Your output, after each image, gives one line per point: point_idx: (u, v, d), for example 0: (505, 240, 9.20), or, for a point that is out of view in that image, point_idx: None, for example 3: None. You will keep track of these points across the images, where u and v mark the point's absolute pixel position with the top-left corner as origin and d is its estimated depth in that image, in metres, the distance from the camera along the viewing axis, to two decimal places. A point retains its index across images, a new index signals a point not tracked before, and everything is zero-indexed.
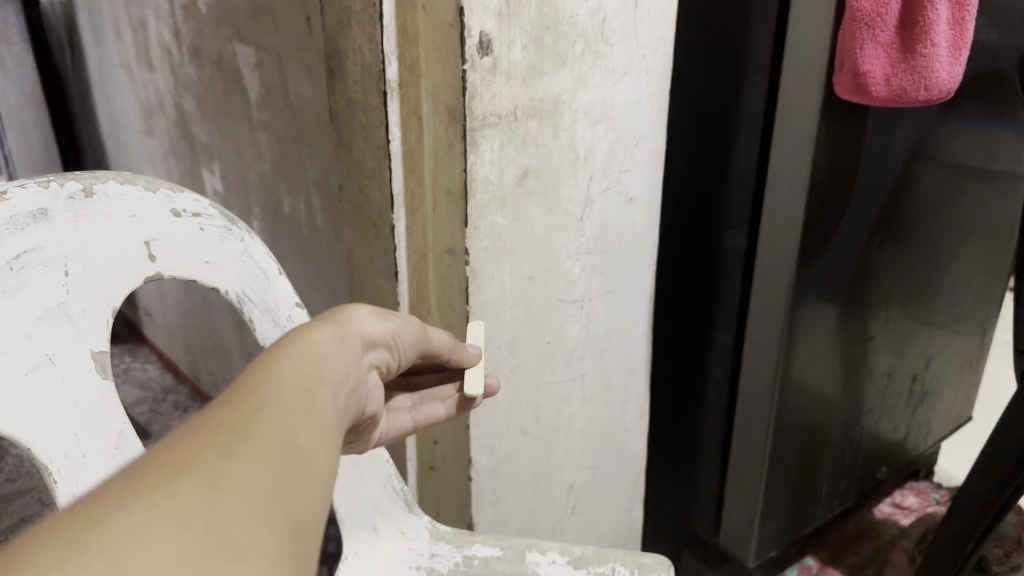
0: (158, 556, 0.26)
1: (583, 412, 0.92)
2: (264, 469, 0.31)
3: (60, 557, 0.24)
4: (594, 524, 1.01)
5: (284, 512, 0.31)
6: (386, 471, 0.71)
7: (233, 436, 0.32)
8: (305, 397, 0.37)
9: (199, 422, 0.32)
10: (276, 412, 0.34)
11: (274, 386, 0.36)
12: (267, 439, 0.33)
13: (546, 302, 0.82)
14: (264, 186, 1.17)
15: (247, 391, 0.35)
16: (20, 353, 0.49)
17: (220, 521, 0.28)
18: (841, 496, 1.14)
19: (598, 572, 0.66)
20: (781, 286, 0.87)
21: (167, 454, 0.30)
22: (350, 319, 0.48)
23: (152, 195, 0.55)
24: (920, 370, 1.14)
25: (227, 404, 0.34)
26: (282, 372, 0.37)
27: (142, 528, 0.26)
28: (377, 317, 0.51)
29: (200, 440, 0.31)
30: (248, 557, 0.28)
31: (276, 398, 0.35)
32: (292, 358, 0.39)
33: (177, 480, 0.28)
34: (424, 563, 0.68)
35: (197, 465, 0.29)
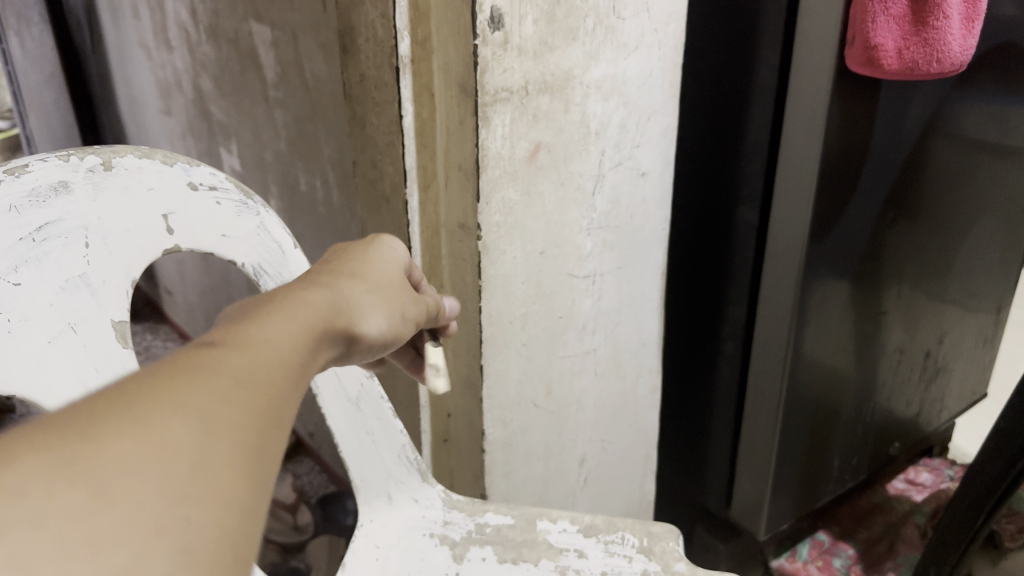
0: (138, 491, 0.26)
1: (594, 387, 0.93)
2: (255, 421, 0.30)
3: (46, 467, 0.25)
4: (606, 496, 1.02)
5: (267, 471, 0.30)
6: (400, 441, 0.71)
7: (235, 382, 0.31)
8: (304, 366, 0.36)
9: (205, 357, 0.32)
10: (277, 372, 0.33)
11: (282, 344, 0.35)
12: (264, 396, 0.32)
13: (557, 277, 0.82)
14: (282, 164, 1.18)
15: (255, 340, 0.34)
16: (43, 320, 0.51)
17: (208, 465, 0.28)
18: (853, 471, 1.15)
19: (608, 540, 0.68)
20: (793, 262, 0.87)
21: (168, 386, 0.29)
22: (353, 293, 0.44)
23: (169, 168, 0.56)
24: (933, 347, 1.14)
25: (233, 347, 0.33)
26: (289, 332, 0.36)
27: (129, 457, 0.26)
28: (382, 300, 0.46)
29: (199, 378, 0.30)
30: (229, 504, 0.28)
31: (279, 358, 0.34)
32: (294, 317, 0.38)
33: (168, 414, 0.28)
34: (438, 531, 0.69)
35: (193, 403, 0.29)
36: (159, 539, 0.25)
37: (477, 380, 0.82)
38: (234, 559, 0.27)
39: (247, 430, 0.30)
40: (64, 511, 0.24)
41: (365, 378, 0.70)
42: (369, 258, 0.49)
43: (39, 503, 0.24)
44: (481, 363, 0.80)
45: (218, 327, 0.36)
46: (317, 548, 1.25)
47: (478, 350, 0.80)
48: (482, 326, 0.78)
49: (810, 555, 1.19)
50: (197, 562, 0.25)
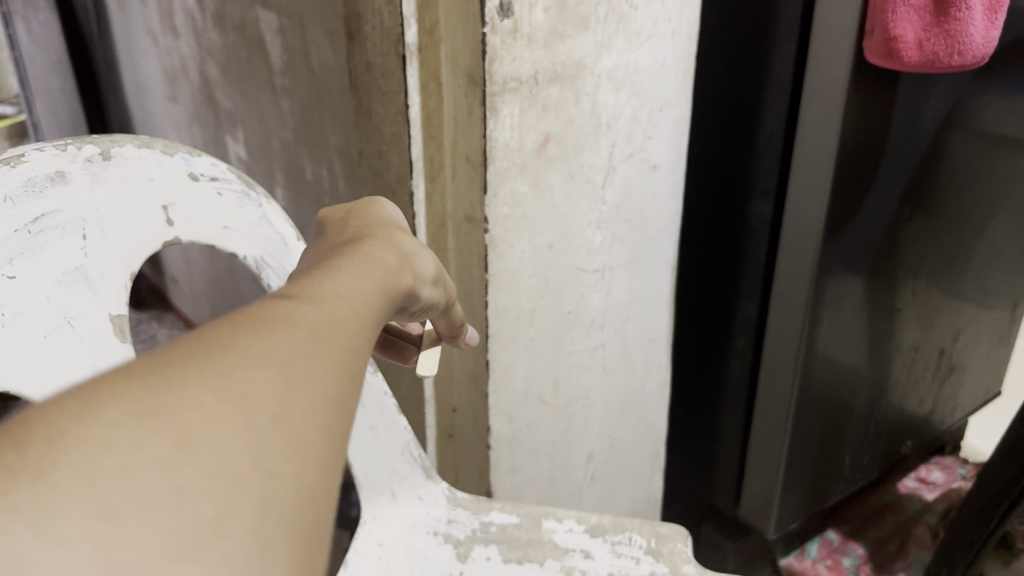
0: (223, 442, 0.26)
1: (602, 383, 0.92)
2: (331, 375, 0.30)
3: (132, 415, 0.25)
4: (613, 493, 1.01)
5: (346, 423, 0.30)
6: (404, 437, 0.71)
7: (313, 336, 0.31)
8: (376, 320, 0.36)
9: (284, 309, 0.31)
10: (351, 325, 0.33)
11: (352, 302, 0.34)
12: (340, 349, 0.31)
13: (566, 271, 0.81)
14: (288, 153, 1.17)
15: (329, 293, 0.34)
16: (38, 314, 0.50)
17: (288, 418, 0.28)
18: (864, 470, 1.13)
19: (615, 540, 0.66)
20: (807, 257, 0.85)
21: (246, 338, 0.29)
22: (414, 251, 0.44)
23: (169, 159, 0.55)
24: (948, 344, 1.12)
25: (309, 301, 0.33)
26: (357, 289, 0.36)
27: (214, 407, 0.26)
28: (432, 258, 0.46)
29: (277, 329, 0.30)
30: (310, 457, 0.28)
31: (354, 311, 0.34)
32: (364, 275, 0.37)
33: (249, 364, 0.28)
34: (442, 529, 0.68)
35: (272, 354, 0.29)
36: (243, 492, 0.25)
37: (484, 375, 0.80)
38: (313, 514, 0.27)
39: (327, 383, 0.30)
40: (153, 460, 0.24)
41: (368, 374, 0.69)
42: (375, 208, 0.47)
43: (127, 454, 0.24)
44: (488, 359, 0.79)
45: (292, 280, 0.36)
46: None
47: (484, 345, 0.78)
48: (489, 321, 0.77)
49: (819, 553, 1.18)
50: (278, 515, 0.26)
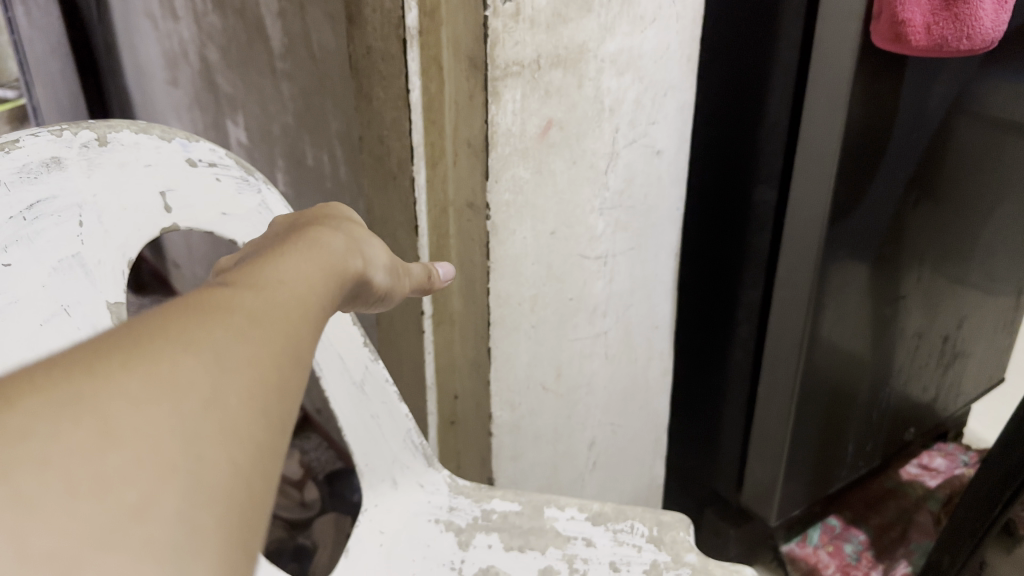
0: (148, 429, 0.24)
1: (604, 370, 0.91)
2: (269, 356, 0.28)
3: (50, 402, 0.23)
4: (614, 479, 1.01)
5: (288, 404, 0.28)
6: (405, 425, 0.69)
7: (251, 319, 0.29)
8: (320, 304, 0.34)
9: (221, 294, 0.30)
10: (293, 310, 0.31)
11: (292, 286, 0.33)
12: (280, 333, 0.29)
13: (568, 258, 0.80)
14: (288, 138, 1.16)
15: (272, 277, 0.33)
16: (34, 302, 0.49)
17: (221, 401, 0.25)
18: (868, 457, 1.13)
19: (616, 529, 0.66)
20: (812, 245, 0.85)
21: (178, 322, 0.27)
22: (362, 242, 0.43)
23: (167, 144, 0.54)
24: (952, 331, 1.11)
25: (247, 286, 0.31)
26: (300, 274, 0.34)
27: (140, 392, 0.24)
28: (385, 246, 0.46)
29: (211, 314, 0.28)
30: (245, 440, 0.25)
31: (296, 295, 0.32)
32: (315, 255, 0.37)
33: (180, 347, 0.26)
34: (443, 517, 0.68)
35: (206, 338, 0.27)
36: (170, 478, 0.23)
37: (485, 362, 0.80)
38: (251, 501, 0.25)
39: (266, 367, 0.28)
40: (69, 449, 0.22)
41: (370, 361, 0.67)
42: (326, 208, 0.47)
43: (43, 442, 0.22)
44: (490, 346, 0.79)
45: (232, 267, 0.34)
46: (323, 525, 1.25)
47: (486, 332, 0.78)
48: (491, 308, 0.77)
49: (821, 540, 1.18)
50: (211, 499, 0.23)
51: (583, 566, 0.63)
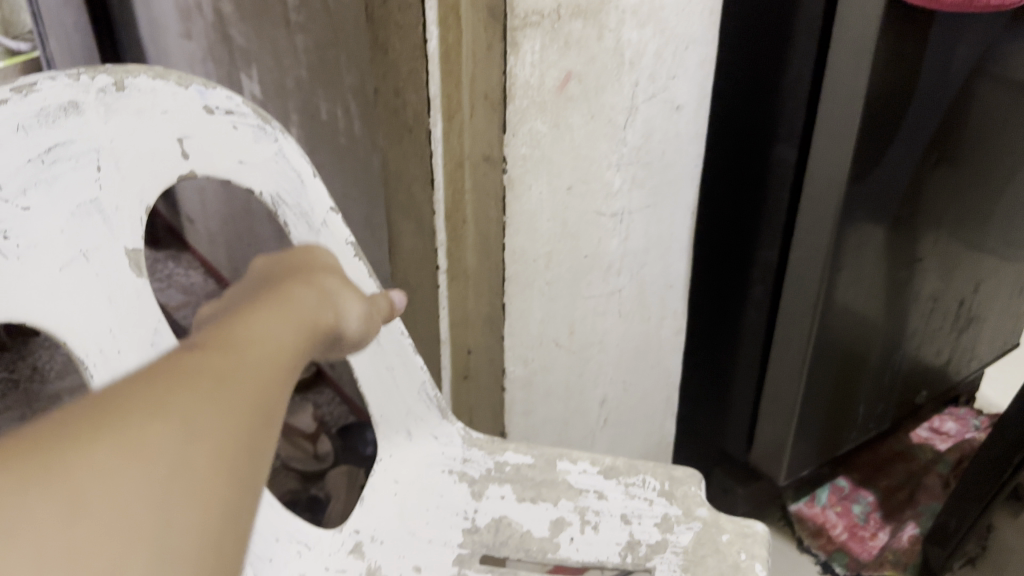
0: (120, 495, 0.28)
1: (617, 328, 0.91)
2: (232, 424, 0.33)
3: (31, 472, 0.26)
4: (625, 436, 1.02)
5: (251, 465, 0.32)
6: (420, 378, 0.69)
7: (216, 389, 0.34)
8: (281, 366, 0.39)
9: (187, 366, 0.34)
10: (262, 369, 0.37)
11: (255, 355, 0.37)
12: (246, 394, 0.35)
13: (584, 214, 0.80)
14: (302, 92, 1.15)
15: (242, 338, 0.38)
16: (50, 248, 0.48)
17: (187, 468, 0.30)
18: (878, 419, 1.13)
19: (629, 483, 0.66)
20: (830, 204, 0.84)
21: (151, 395, 0.31)
22: (322, 300, 0.48)
23: (184, 91, 0.54)
24: (968, 295, 1.10)
25: (211, 356, 0.36)
26: (262, 341, 0.39)
27: (112, 464, 0.28)
28: (343, 297, 0.51)
29: (179, 390, 0.32)
30: (209, 498, 0.30)
31: (258, 364, 0.37)
32: (279, 319, 0.42)
33: (151, 422, 0.30)
34: (456, 468, 0.69)
35: (173, 410, 0.31)
36: (141, 539, 0.27)
37: (499, 318, 0.80)
38: (221, 557, 0.29)
39: (228, 436, 0.32)
40: (49, 514, 0.26)
41: None
42: (312, 256, 0.55)
43: (26, 511, 0.26)
44: (504, 302, 0.79)
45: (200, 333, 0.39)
46: (336, 478, 1.26)
47: (501, 288, 0.78)
48: (506, 263, 0.76)
49: (829, 500, 1.18)
50: (181, 553, 0.27)
51: (594, 518, 0.64)
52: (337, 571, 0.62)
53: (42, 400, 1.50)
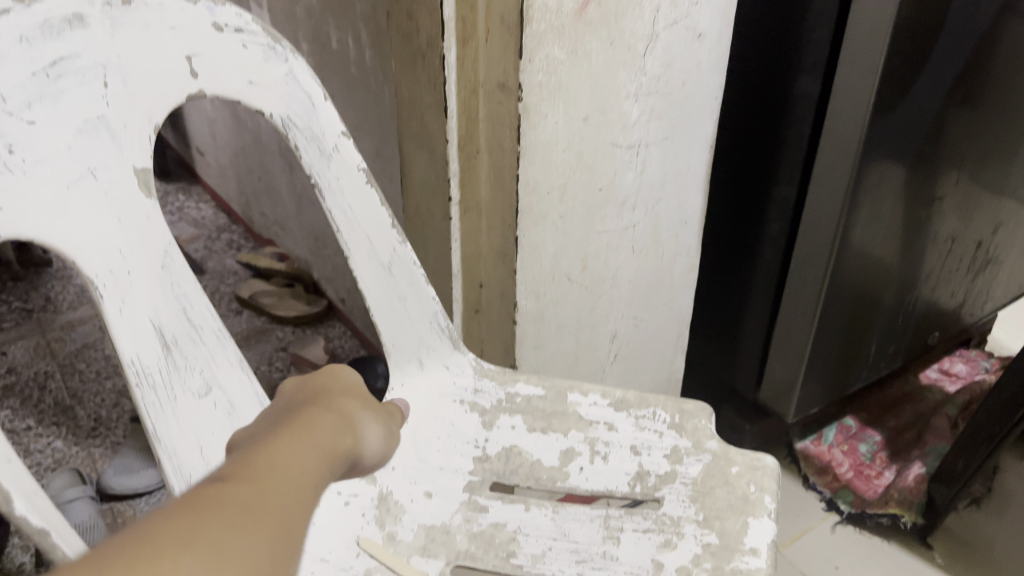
0: None
1: (631, 264, 0.91)
2: (260, 548, 0.30)
3: None
4: (634, 372, 1.02)
5: None
6: (432, 308, 0.69)
7: (243, 513, 0.31)
8: (309, 496, 0.36)
9: (217, 492, 0.31)
10: (293, 493, 0.34)
11: (281, 479, 0.34)
12: (269, 525, 0.31)
13: (601, 146, 0.78)
14: (313, 19, 1.12)
15: (268, 466, 0.35)
16: (55, 163, 0.46)
17: None
18: (889, 359, 1.13)
19: (639, 415, 0.67)
20: (852, 141, 0.82)
21: (180, 526, 0.29)
22: (346, 418, 0.45)
23: (192, 6, 0.52)
24: (987, 237, 1.08)
25: (239, 482, 0.33)
26: (287, 465, 0.36)
27: None
28: (367, 420, 0.47)
29: (209, 519, 0.29)
30: None
31: (287, 489, 0.34)
32: (304, 446, 0.39)
33: (180, 550, 0.27)
34: (467, 398, 0.69)
35: (204, 539, 0.28)
36: None
37: (511, 251, 0.79)
38: None
39: (258, 563, 0.29)
40: None
41: (399, 242, 0.66)
42: (335, 372, 0.51)
43: None
44: (517, 235, 0.78)
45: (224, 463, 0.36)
46: None
47: (514, 221, 0.77)
48: (519, 195, 0.75)
49: (836, 439, 1.20)
50: None
51: (604, 449, 0.65)
52: (350, 495, 0.62)
53: (56, 329, 1.52)
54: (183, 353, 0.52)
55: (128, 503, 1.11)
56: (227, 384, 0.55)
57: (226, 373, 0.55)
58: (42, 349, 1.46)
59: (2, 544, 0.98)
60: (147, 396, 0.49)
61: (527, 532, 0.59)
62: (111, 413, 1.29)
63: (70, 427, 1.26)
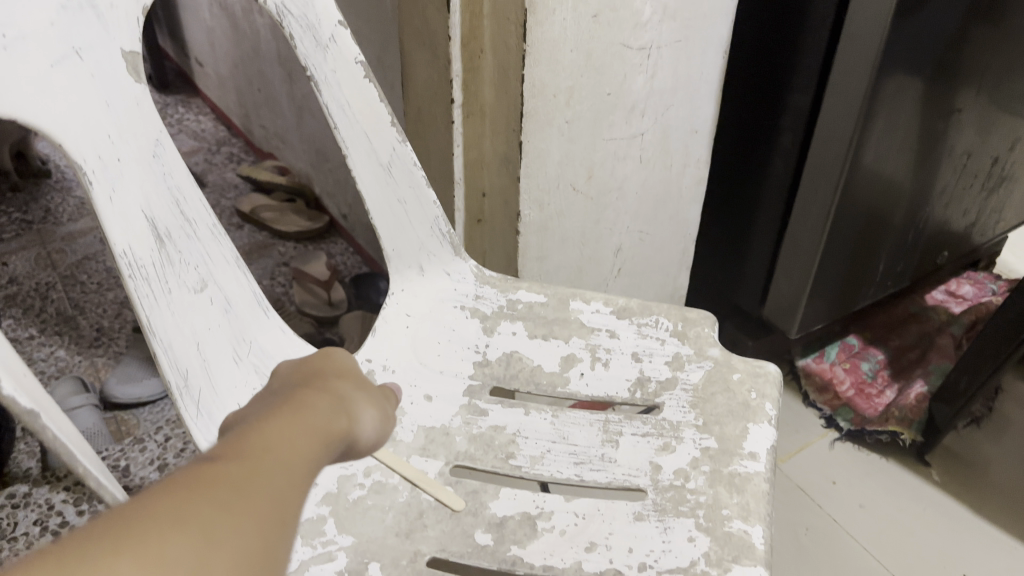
0: None
1: (638, 174, 0.88)
2: (252, 528, 0.27)
3: None
4: (638, 287, 1.01)
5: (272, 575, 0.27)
6: (433, 213, 0.68)
7: (236, 490, 0.28)
8: (307, 474, 0.32)
9: (208, 467, 0.29)
10: (288, 470, 0.31)
11: (276, 455, 0.32)
12: (267, 504, 0.29)
13: (610, 47, 0.75)
14: None
15: (258, 448, 0.31)
16: (39, 40, 0.43)
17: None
18: (896, 278, 1.12)
19: (642, 323, 0.66)
20: (870, 48, 0.78)
21: (167, 502, 0.26)
22: (340, 397, 0.40)
23: None
24: (1003, 153, 1.06)
25: (230, 457, 0.30)
26: (281, 441, 0.33)
27: None
28: (364, 399, 0.42)
29: (197, 494, 0.27)
30: None
31: (280, 466, 0.31)
32: (295, 423, 0.35)
33: (166, 525, 0.25)
34: (468, 304, 0.69)
35: (191, 514, 0.26)
36: None
37: (515, 158, 0.77)
38: None
39: (248, 543, 0.27)
40: None
41: (398, 142, 0.64)
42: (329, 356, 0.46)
43: None
44: (522, 140, 0.75)
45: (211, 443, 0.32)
46: (349, 322, 1.24)
47: (518, 125, 0.74)
48: (525, 97, 0.72)
49: (838, 358, 1.20)
50: None
51: (605, 356, 0.64)
52: None
53: (57, 241, 1.51)
54: (177, 247, 0.51)
55: (132, 411, 1.12)
56: (222, 280, 0.55)
57: (222, 269, 0.55)
58: (43, 260, 1.45)
59: (10, 448, 1.00)
60: (140, 288, 0.48)
61: (526, 435, 0.59)
62: (113, 324, 1.29)
63: (72, 337, 1.26)
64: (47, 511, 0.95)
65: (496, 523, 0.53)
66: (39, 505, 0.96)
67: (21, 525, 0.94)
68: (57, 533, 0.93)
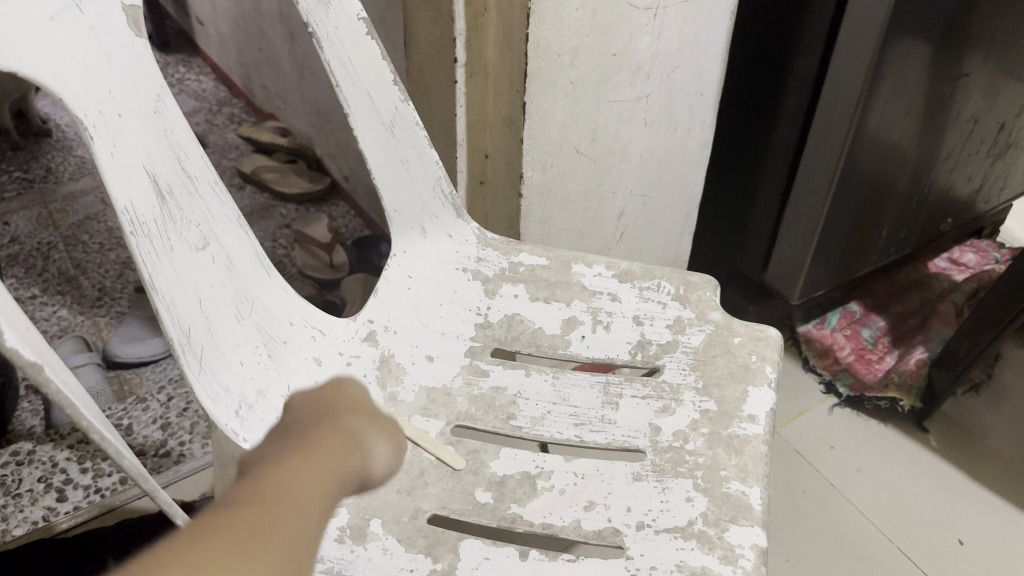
0: None
1: (642, 137, 0.88)
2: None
3: None
4: (640, 251, 1.01)
5: None
6: (436, 173, 0.67)
7: (251, 538, 0.28)
8: (322, 522, 0.32)
9: (227, 514, 0.29)
10: (307, 515, 0.31)
11: (295, 500, 0.31)
12: (284, 552, 0.29)
13: (616, 6, 0.74)
14: None
15: (273, 492, 0.31)
16: None
17: None
18: (899, 244, 1.11)
19: (643, 287, 0.66)
20: (880, 9, 0.77)
21: (180, 552, 0.26)
22: (354, 432, 0.38)
23: None
24: (1010, 119, 1.05)
25: (249, 503, 0.30)
26: (300, 484, 0.32)
27: None
28: (377, 435, 0.38)
29: (214, 544, 0.27)
30: None
31: (297, 513, 0.31)
32: (307, 467, 0.34)
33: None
34: (471, 267, 0.69)
35: (207, 564, 0.26)
36: None
37: (519, 119, 0.76)
38: None
39: None
40: None
41: (401, 101, 0.63)
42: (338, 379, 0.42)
43: None
44: (525, 101, 0.74)
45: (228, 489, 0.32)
46: (350, 285, 1.25)
47: (522, 86, 0.73)
48: (529, 57, 0.71)
49: (839, 324, 1.20)
50: None
51: (607, 319, 0.64)
52: (352, 356, 0.63)
53: (58, 200, 1.50)
54: (179, 204, 0.51)
55: (134, 371, 1.13)
56: (223, 238, 0.55)
57: (223, 227, 0.55)
58: (45, 220, 1.45)
59: (14, 406, 1.01)
60: (143, 244, 0.47)
61: (527, 396, 0.60)
62: (115, 284, 1.30)
63: (74, 297, 1.26)
64: (51, 468, 0.96)
65: (496, 482, 0.54)
66: (43, 463, 0.97)
67: (26, 482, 0.95)
68: (62, 490, 0.94)
